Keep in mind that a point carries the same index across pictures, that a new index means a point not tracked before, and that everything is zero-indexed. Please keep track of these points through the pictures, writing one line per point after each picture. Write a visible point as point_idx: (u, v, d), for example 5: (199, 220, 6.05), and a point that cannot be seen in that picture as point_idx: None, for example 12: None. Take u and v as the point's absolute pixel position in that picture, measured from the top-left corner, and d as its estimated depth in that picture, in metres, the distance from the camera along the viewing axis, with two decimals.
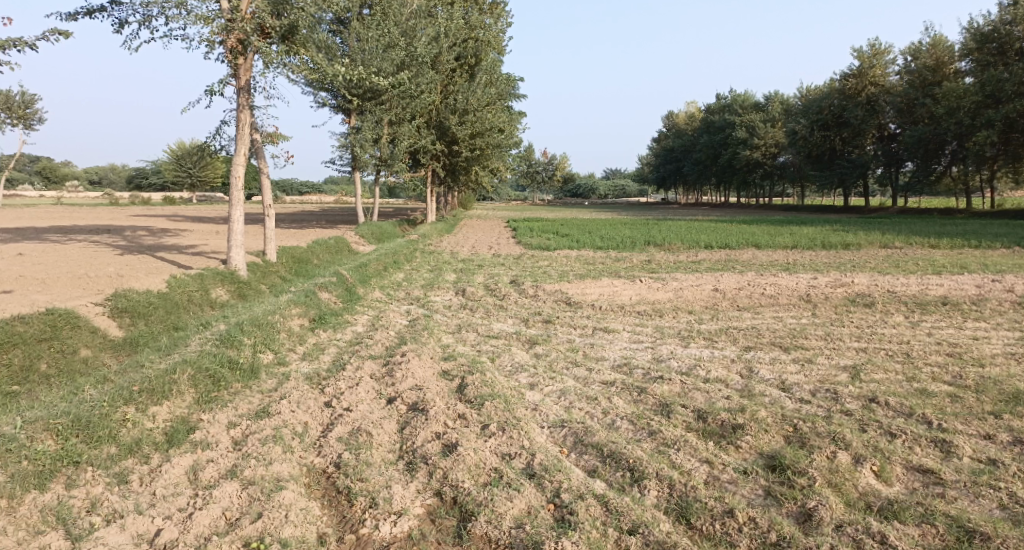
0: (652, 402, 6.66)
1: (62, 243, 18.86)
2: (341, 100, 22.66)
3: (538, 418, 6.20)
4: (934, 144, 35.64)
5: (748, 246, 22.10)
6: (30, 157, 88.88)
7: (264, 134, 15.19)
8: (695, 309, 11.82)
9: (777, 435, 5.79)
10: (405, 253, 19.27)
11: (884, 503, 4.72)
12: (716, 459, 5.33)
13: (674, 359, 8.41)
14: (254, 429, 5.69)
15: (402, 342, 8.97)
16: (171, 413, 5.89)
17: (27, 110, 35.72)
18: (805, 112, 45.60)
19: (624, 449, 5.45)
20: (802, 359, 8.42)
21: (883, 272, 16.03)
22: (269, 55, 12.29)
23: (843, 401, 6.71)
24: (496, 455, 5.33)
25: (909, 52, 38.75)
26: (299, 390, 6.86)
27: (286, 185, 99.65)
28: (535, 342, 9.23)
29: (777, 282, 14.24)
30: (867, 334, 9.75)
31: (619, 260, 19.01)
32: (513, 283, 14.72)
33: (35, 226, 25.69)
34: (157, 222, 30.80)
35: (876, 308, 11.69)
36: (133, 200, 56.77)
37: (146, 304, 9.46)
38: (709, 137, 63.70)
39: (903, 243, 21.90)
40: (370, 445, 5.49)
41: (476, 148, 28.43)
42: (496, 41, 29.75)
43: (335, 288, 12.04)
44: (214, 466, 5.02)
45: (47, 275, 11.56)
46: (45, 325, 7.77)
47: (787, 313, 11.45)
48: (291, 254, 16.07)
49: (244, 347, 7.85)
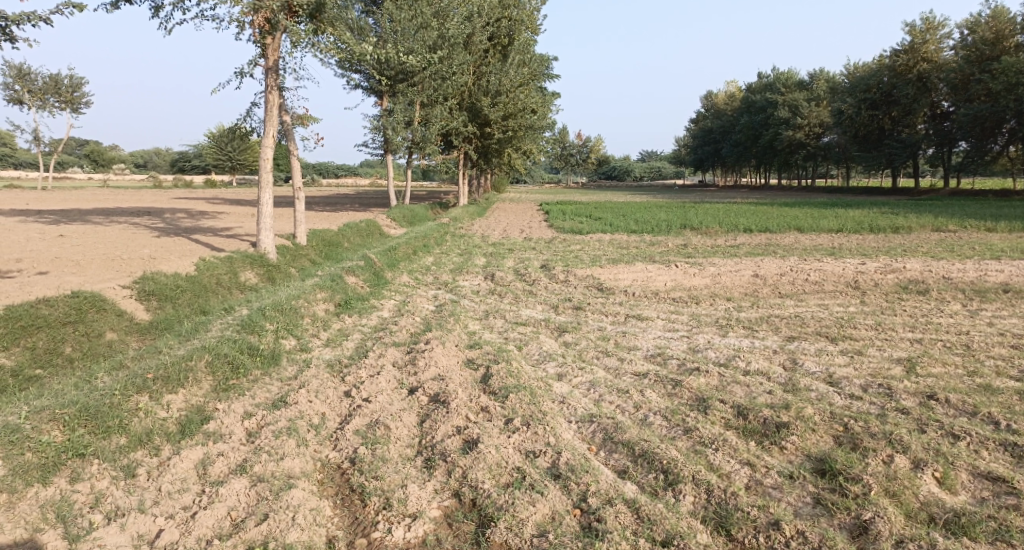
0: (688, 396, 6.25)
1: (103, 225, 19.13)
2: (373, 82, 22.43)
3: (566, 411, 5.86)
4: (990, 122, 33.68)
5: (790, 230, 21.26)
6: (78, 140, 91.49)
7: (294, 116, 14.99)
8: (734, 296, 11.30)
9: (826, 435, 5.32)
10: (435, 237, 19.05)
11: (950, 515, 4.24)
12: (759, 461, 4.91)
13: (711, 349, 7.96)
14: (269, 420, 5.47)
15: (428, 328, 8.69)
16: (187, 401, 5.70)
17: (75, 94, 36.45)
18: (852, 91, 43.70)
19: (658, 448, 5.06)
20: (850, 350, 7.89)
21: (937, 257, 15.16)
22: (296, 35, 12.04)
23: (898, 397, 6.19)
24: (520, 453, 5.02)
25: (966, 25, 36.81)
26: (319, 378, 6.64)
27: (322, 167, 101.11)
28: (565, 330, 8.85)
29: (821, 268, 13.55)
30: (921, 324, 9.11)
31: (655, 244, 18.45)
32: (544, 268, 14.32)
33: (79, 208, 26.27)
34: (196, 204, 31.17)
35: (930, 296, 10.97)
36: (176, 183, 57.95)
37: (174, 287, 9.38)
38: (750, 116, 61.89)
39: (957, 226, 20.76)
40: (387, 439, 5.22)
41: (508, 129, 28.00)
42: (530, 20, 29.05)
43: (362, 272, 11.81)
44: (222, 460, 4.81)
45: (82, 256, 11.61)
46: (71, 308, 7.70)
47: (832, 300, 10.84)
48: (322, 237, 15.94)
49: (265, 333, 7.67)
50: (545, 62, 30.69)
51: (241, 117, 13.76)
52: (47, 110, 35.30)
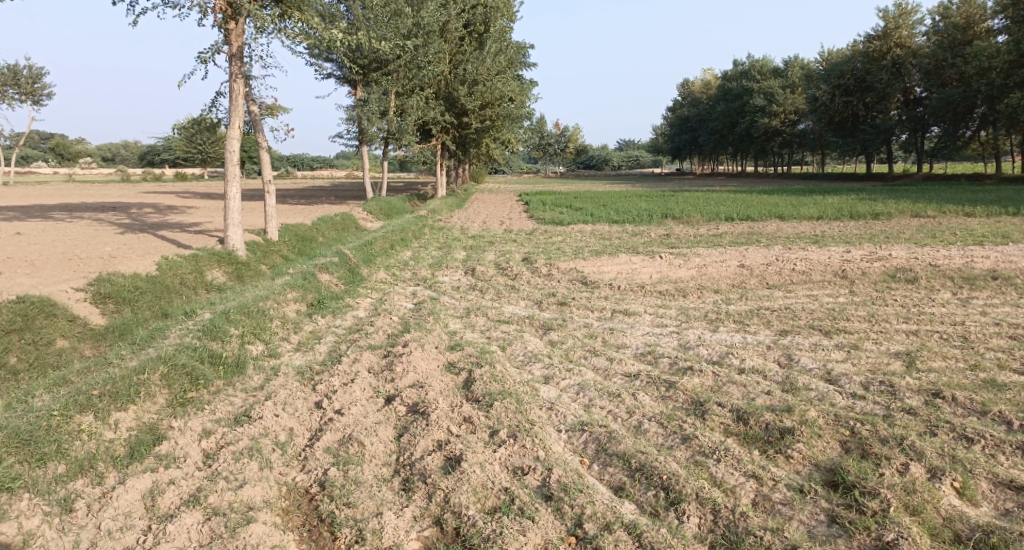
0: (683, 400, 5.86)
1: (64, 222, 18.21)
2: (346, 71, 21.76)
3: (555, 420, 5.45)
4: (963, 107, 33.91)
5: (772, 217, 21.06)
6: (42, 133, 88.72)
7: (262, 106, 14.34)
8: (721, 288, 10.97)
9: (833, 440, 4.98)
10: (413, 230, 18.48)
11: (978, 533, 3.96)
12: (766, 472, 4.56)
13: (703, 346, 7.59)
14: (229, 439, 4.99)
15: (406, 329, 8.20)
16: (138, 420, 5.18)
17: (36, 85, 35.10)
18: (826, 77, 43.74)
19: (657, 461, 4.69)
20: (847, 344, 7.57)
21: (920, 243, 15.00)
22: (261, 19, 11.38)
23: (902, 396, 5.88)
24: (507, 470, 4.63)
25: (938, 11, 37.03)
26: (287, 389, 6.14)
27: (297, 160, 99.89)
28: (550, 328, 8.42)
29: (808, 257, 13.26)
30: (914, 315, 8.83)
31: (637, 234, 18.15)
32: (525, 261, 13.88)
33: (42, 204, 25.20)
34: (165, 198, 30.06)
35: (920, 285, 10.72)
36: (144, 178, 56.40)
37: (132, 288, 8.77)
38: (726, 104, 61.90)
39: (936, 211, 20.74)
40: (361, 458, 4.78)
41: (486, 119, 27.43)
42: (505, 7, 28.44)
43: (337, 269, 11.26)
44: (173, 490, 4.32)
45: (38, 256, 10.86)
46: (16, 315, 7.07)
47: (822, 290, 10.54)
48: (294, 232, 15.30)
49: (230, 339, 7.13)
50: (521, 49, 30.15)
51: (207, 107, 13.12)
52: (7, 103, 34.06)
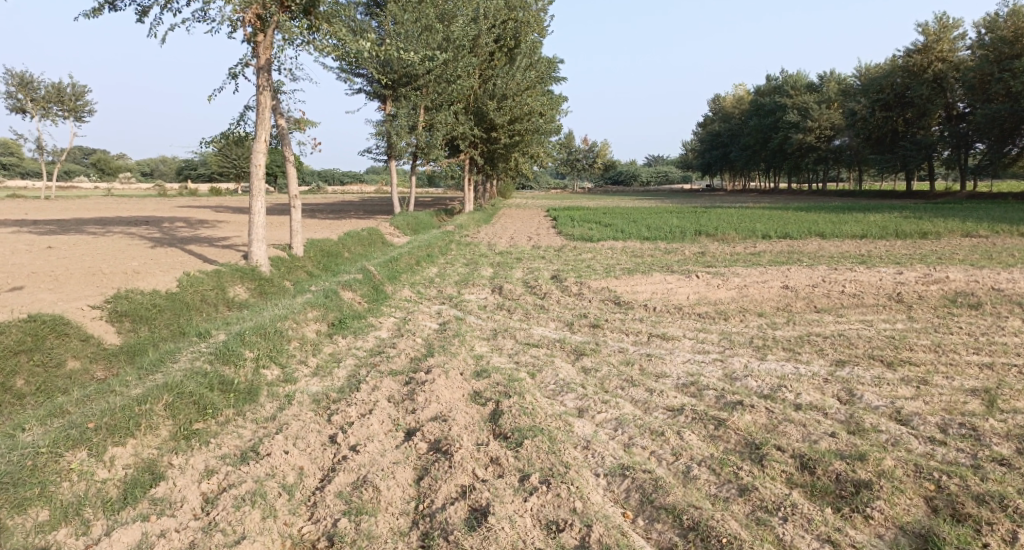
0: (735, 440, 5.21)
1: (96, 235, 18.20)
2: (376, 86, 21.60)
3: (591, 461, 4.87)
4: (1010, 123, 32.55)
5: (812, 236, 20.19)
6: (84, 150, 91.30)
7: (290, 120, 14.10)
8: (765, 311, 10.26)
9: (917, 497, 4.33)
10: (440, 245, 18.11)
11: None
12: (843, 539, 3.99)
13: (752, 378, 6.90)
14: (233, 481, 4.57)
15: (429, 353, 7.69)
16: (136, 455, 4.79)
17: (79, 103, 35.75)
18: (864, 92, 42.50)
19: (713, 519, 4.11)
20: (914, 379, 6.81)
21: (976, 265, 14.10)
22: (289, 32, 11.10)
23: (991, 443, 5.16)
24: (540, 525, 4.09)
25: (983, 24, 35.80)
26: (301, 420, 5.65)
27: (329, 174, 101.38)
28: (582, 353, 7.83)
29: (857, 279, 12.44)
30: (985, 345, 8.04)
31: (670, 252, 17.48)
32: (554, 279, 13.33)
33: (77, 218, 25.40)
34: (198, 213, 30.13)
35: (984, 311, 9.87)
36: (181, 192, 57.39)
37: (150, 306, 8.43)
38: (758, 119, 60.84)
39: (988, 231, 19.64)
40: (377, 506, 4.28)
41: (515, 133, 27.03)
42: (536, 22, 28.16)
43: (360, 287, 10.80)
44: (164, 544, 3.94)
45: (63, 271, 10.68)
46: (25, 335, 6.73)
47: (877, 316, 9.73)
48: (320, 247, 14.99)
49: (243, 363, 6.69)
50: (552, 64, 29.81)
51: (234, 121, 12.89)
52: (50, 119, 34.74)
